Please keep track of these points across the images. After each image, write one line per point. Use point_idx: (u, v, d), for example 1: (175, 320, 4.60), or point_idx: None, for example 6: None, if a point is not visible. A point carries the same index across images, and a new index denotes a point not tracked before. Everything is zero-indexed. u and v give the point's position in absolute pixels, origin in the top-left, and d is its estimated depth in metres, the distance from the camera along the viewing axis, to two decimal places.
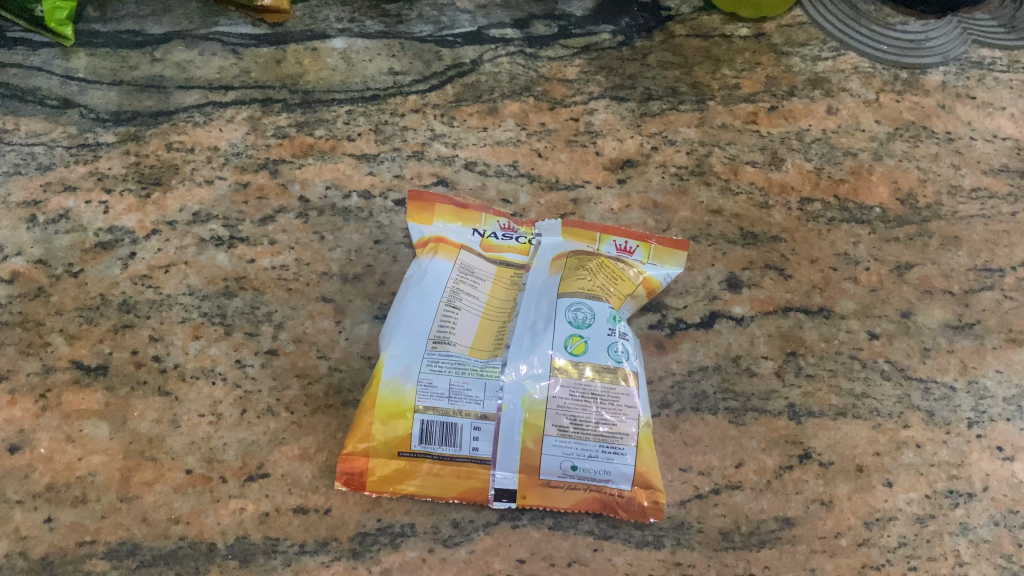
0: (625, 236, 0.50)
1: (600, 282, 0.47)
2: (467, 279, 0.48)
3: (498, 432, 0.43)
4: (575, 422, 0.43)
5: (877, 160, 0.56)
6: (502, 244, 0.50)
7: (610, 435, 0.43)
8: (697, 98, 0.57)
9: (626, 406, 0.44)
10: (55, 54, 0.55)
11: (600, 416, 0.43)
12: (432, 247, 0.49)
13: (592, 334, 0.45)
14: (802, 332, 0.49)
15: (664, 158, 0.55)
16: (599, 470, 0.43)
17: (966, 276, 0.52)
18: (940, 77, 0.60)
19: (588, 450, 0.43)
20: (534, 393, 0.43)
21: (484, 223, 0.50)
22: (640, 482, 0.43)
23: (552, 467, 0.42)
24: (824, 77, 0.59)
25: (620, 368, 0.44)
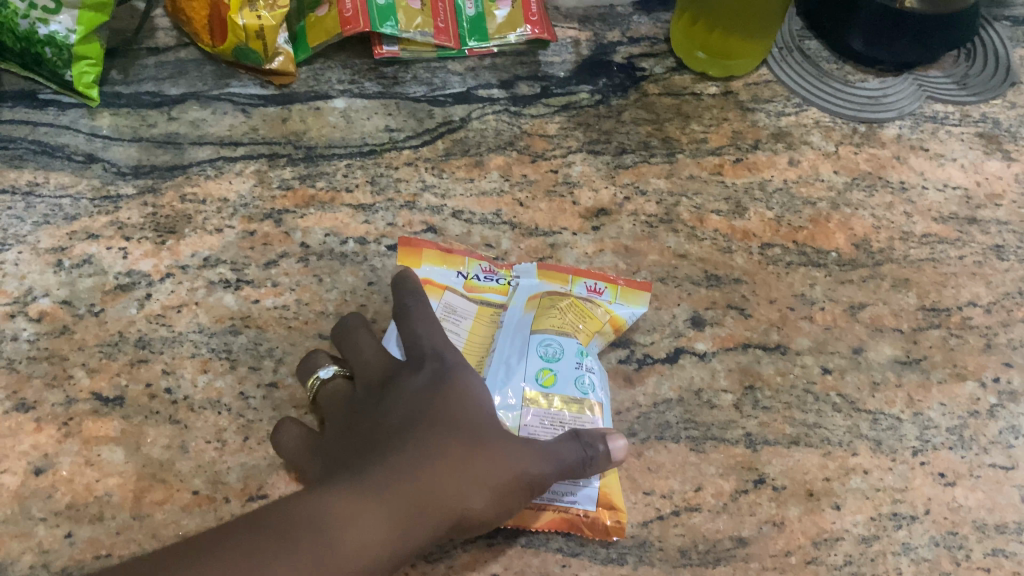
0: (596, 279, 0.54)
1: (569, 320, 0.51)
2: (450, 318, 0.52)
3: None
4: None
5: (834, 208, 0.60)
6: (483, 284, 0.54)
7: None
8: (667, 152, 0.62)
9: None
10: (82, 114, 0.61)
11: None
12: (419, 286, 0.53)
13: (561, 367, 0.50)
14: (759, 366, 0.53)
15: (636, 208, 0.59)
16: (566, 492, 0.47)
17: (914, 315, 0.56)
18: (896, 131, 0.64)
19: None
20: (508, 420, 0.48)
21: (467, 265, 0.54)
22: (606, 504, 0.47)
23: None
24: (787, 131, 0.64)
25: (585, 398, 0.49)
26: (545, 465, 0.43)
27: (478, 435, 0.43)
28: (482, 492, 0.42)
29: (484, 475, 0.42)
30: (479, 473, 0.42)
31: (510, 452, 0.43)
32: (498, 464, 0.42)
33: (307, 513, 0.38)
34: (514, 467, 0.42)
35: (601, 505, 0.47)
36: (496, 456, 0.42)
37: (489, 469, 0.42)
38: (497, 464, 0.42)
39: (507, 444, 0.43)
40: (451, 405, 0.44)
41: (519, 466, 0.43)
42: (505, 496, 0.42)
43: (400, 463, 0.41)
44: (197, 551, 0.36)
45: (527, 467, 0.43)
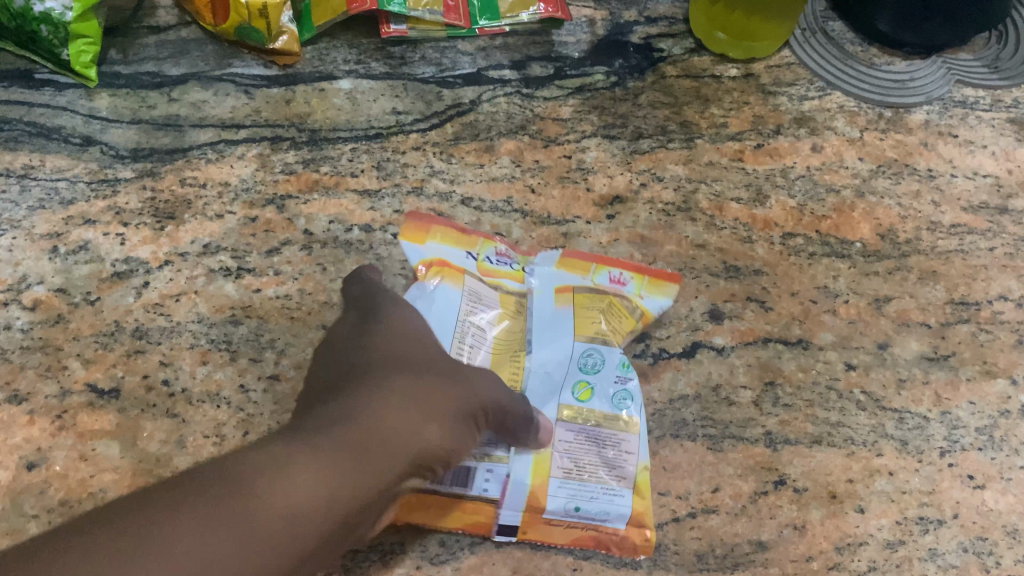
0: (621, 269, 0.52)
1: (607, 323, 0.50)
2: (477, 304, 0.49)
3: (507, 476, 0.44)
4: (578, 466, 0.46)
5: (859, 196, 0.58)
6: (497, 268, 0.52)
7: (610, 478, 0.45)
8: (686, 137, 0.60)
9: (625, 450, 0.46)
10: (79, 94, 0.59)
11: (598, 459, 0.46)
12: (438, 270, 0.50)
13: (598, 381, 0.48)
14: (780, 362, 0.51)
15: (652, 195, 0.57)
16: (599, 511, 0.45)
17: (942, 309, 0.54)
18: (924, 115, 0.62)
19: (589, 492, 0.45)
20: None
21: (479, 249, 0.52)
22: (637, 523, 0.45)
23: (555, 509, 0.44)
24: (810, 116, 0.61)
25: (622, 416, 0.47)
26: (486, 390, 0.42)
27: (418, 367, 0.41)
28: (437, 421, 0.40)
29: (432, 402, 0.40)
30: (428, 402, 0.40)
31: (451, 382, 0.41)
32: (444, 390, 0.41)
33: (253, 459, 0.34)
34: (462, 399, 0.41)
35: (631, 525, 0.45)
36: (439, 384, 0.41)
37: (439, 403, 0.40)
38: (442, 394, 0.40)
39: (447, 375, 0.42)
40: (381, 344, 0.42)
41: (463, 393, 0.41)
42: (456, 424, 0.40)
43: (352, 404, 0.38)
44: (144, 502, 0.31)
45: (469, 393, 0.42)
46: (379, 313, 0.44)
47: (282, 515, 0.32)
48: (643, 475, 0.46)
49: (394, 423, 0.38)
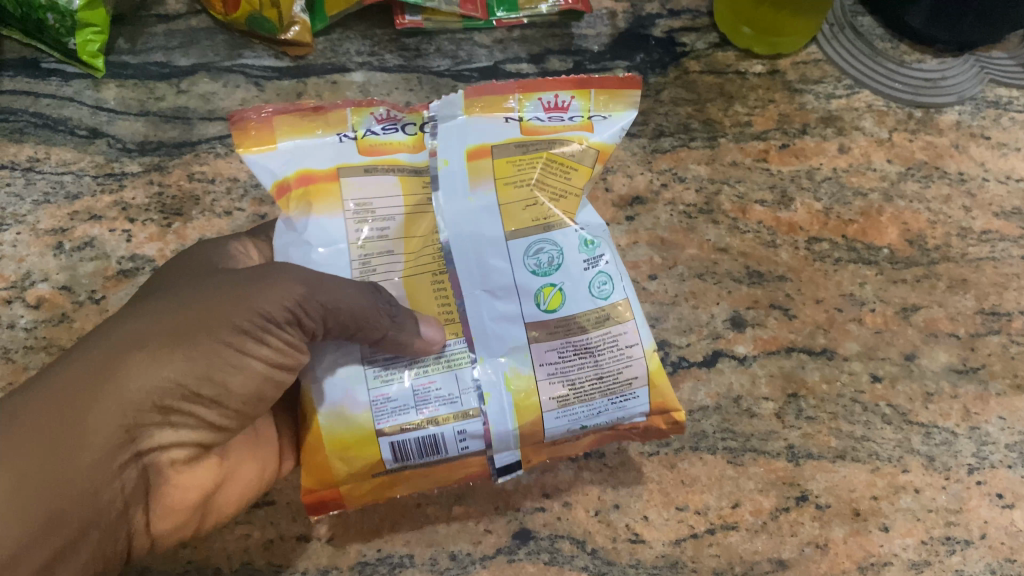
0: (552, 91, 0.44)
1: (546, 190, 0.41)
2: (368, 217, 0.40)
3: (489, 431, 0.38)
4: (573, 386, 0.39)
5: (887, 200, 0.56)
6: (387, 137, 0.43)
7: (614, 386, 0.39)
8: (708, 135, 0.58)
9: (625, 348, 0.39)
10: (86, 85, 0.57)
11: (598, 371, 0.39)
12: (303, 191, 0.41)
13: (564, 276, 0.40)
14: (803, 373, 0.49)
15: (673, 196, 0.56)
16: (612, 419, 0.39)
17: (972, 319, 0.52)
18: (955, 116, 0.60)
19: (595, 409, 0.39)
20: (516, 369, 0.39)
21: (353, 124, 0.43)
22: (656, 413, 0.40)
23: (558, 435, 0.39)
24: (837, 115, 0.60)
25: (608, 304, 0.40)
26: (256, 295, 0.37)
27: (178, 301, 0.37)
28: (173, 353, 0.35)
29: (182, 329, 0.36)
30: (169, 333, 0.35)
31: (213, 300, 0.37)
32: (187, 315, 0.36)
33: None
34: (242, 305, 0.36)
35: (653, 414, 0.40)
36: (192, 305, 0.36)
37: (207, 316, 0.36)
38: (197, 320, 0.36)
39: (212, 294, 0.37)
40: (177, 283, 0.39)
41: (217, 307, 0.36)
42: (208, 349, 0.35)
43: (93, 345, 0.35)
44: None
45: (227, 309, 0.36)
46: (198, 267, 0.41)
47: None
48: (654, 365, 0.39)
49: (115, 374, 0.34)
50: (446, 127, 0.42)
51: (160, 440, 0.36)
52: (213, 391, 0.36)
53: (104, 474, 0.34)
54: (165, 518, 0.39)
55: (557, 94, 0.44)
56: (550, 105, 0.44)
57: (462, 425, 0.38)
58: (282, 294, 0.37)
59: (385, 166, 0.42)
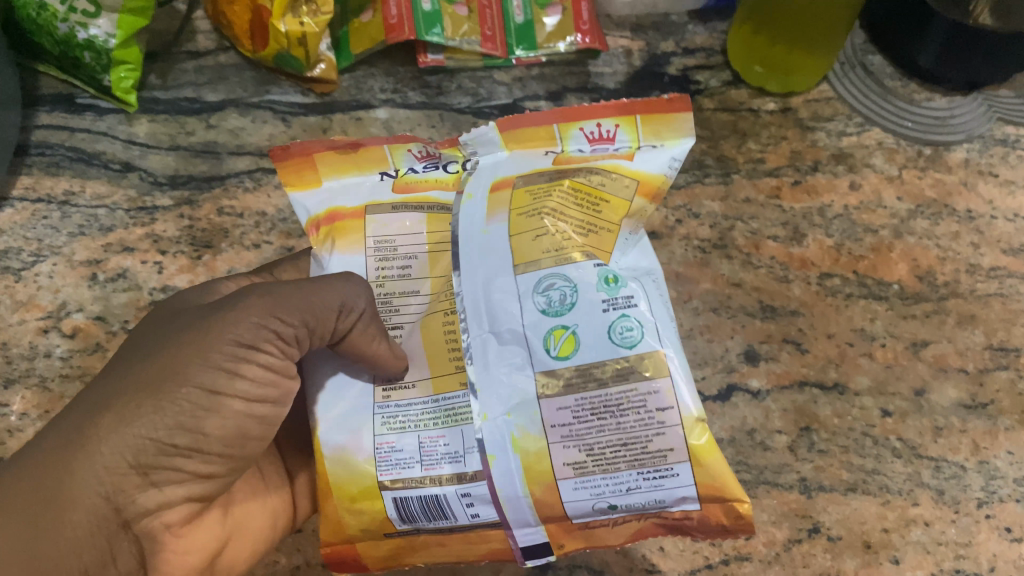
0: (596, 120, 0.42)
1: (573, 223, 0.38)
2: (390, 259, 0.40)
3: (494, 496, 0.34)
4: (591, 453, 0.33)
5: (897, 237, 0.57)
6: (425, 175, 0.43)
7: (646, 455, 0.33)
8: (722, 172, 0.60)
9: (654, 412, 0.33)
10: (119, 119, 0.59)
11: (621, 435, 0.33)
12: (327, 229, 0.42)
13: (578, 317, 0.35)
14: (816, 407, 0.51)
15: (688, 231, 0.57)
16: (646, 501, 0.33)
17: (981, 355, 0.53)
18: (964, 154, 0.61)
19: (622, 484, 0.33)
20: (523, 429, 0.34)
21: (395, 163, 0.43)
22: (704, 498, 0.33)
23: (583, 512, 0.34)
24: (848, 153, 0.61)
25: (633, 354, 0.34)
26: (223, 326, 0.35)
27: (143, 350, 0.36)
28: (139, 407, 0.34)
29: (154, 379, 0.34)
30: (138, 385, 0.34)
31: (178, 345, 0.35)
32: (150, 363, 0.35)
33: None
34: (211, 343, 0.35)
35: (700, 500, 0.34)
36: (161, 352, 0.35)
37: (172, 364, 0.34)
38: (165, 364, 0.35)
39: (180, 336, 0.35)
40: (140, 336, 0.38)
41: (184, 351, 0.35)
42: (177, 397, 0.34)
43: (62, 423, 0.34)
44: None
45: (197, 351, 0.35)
46: (173, 305, 0.40)
47: None
48: (697, 440, 0.33)
49: (84, 438, 0.33)
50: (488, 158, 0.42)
51: (147, 502, 0.35)
52: (189, 440, 0.34)
53: (85, 540, 0.33)
54: None
55: (600, 125, 0.42)
56: (594, 137, 0.42)
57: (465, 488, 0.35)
58: (249, 318, 0.36)
59: (418, 204, 0.41)
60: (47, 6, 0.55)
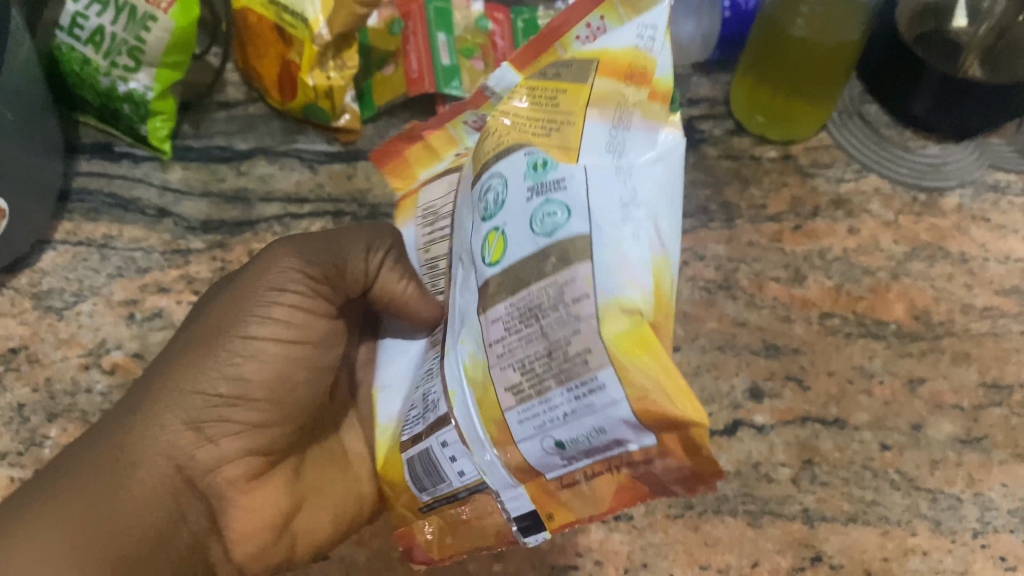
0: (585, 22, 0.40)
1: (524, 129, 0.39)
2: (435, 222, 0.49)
3: (464, 438, 0.38)
4: (526, 371, 0.35)
5: (894, 278, 0.60)
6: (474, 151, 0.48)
7: (568, 364, 0.33)
8: (727, 217, 0.63)
9: (571, 305, 0.33)
10: (154, 166, 0.63)
11: (545, 342, 0.34)
12: (404, 210, 0.52)
13: (505, 217, 0.37)
14: (817, 441, 0.53)
15: (694, 272, 0.60)
16: (587, 427, 0.33)
17: (975, 392, 0.55)
18: (957, 200, 0.64)
19: (554, 408, 0.34)
20: (472, 357, 0.38)
21: (461, 140, 0.49)
22: (643, 417, 0.31)
23: (540, 455, 0.36)
24: (847, 198, 0.64)
25: (551, 243, 0.34)
26: (259, 276, 0.44)
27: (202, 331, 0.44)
28: (198, 360, 0.42)
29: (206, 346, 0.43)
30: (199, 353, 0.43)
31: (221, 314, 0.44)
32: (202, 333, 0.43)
33: (37, 482, 0.40)
34: (250, 294, 0.43)
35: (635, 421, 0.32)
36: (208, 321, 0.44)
37: (219, 320, 0.43)
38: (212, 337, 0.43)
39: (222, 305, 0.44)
40: (199, 306, 0.46)
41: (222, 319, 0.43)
42: (227, 346, 0.43)
43: (143, 385, 0.43)
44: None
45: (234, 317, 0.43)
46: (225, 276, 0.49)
47: (45, 532, 0.37)
48: (611, 329, 0.32)
49: (150, 403, 0.42)
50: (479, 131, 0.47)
51: (205, 453, 0.43)
52: (233, 388, 0.43)
53: (147, 498, 0.41)
54: (243, 526, 0.45)
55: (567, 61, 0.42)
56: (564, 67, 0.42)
57: (442, 435, 0.39)
58: (279, 266, 0.44)
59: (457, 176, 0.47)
60: (91, 61, 0.59)
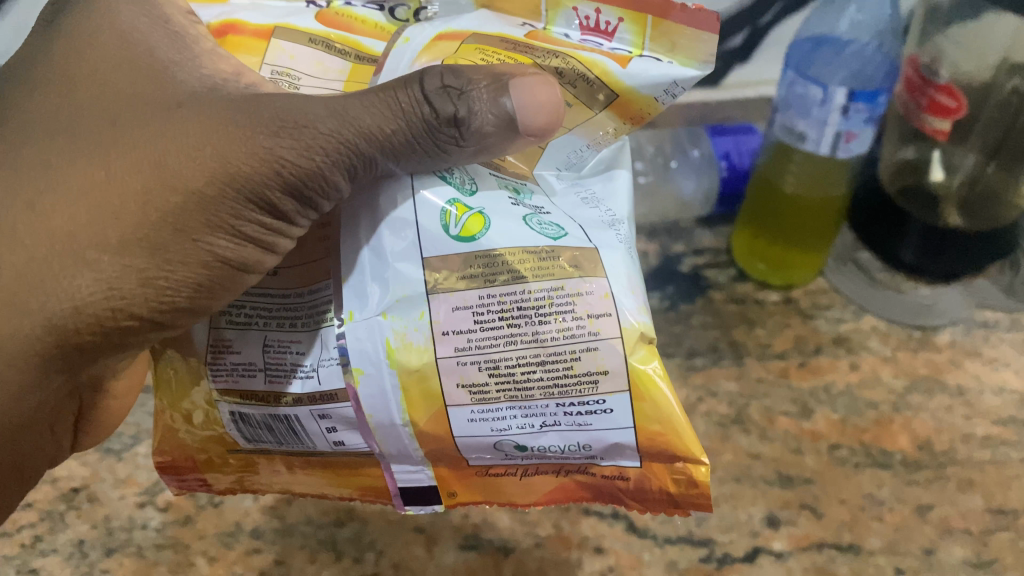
0: None
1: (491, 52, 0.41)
2: None
3: (364, 418, 0.37)
4: (497, 375, 0.36)
5: (896, 410, 0.64)
6: (362, 14, 0.46)
7: (570, 380, 0.36)
8: (735, 356, 0.67)
9: (587, 322, 0.36)
10: None
11: (536, 351, 0.36)
12: None
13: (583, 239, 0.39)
14: (834, 566, 0.55)
15: (708, 408, 0.64)
16: (552, 445, 0.37)
17: (982, 516, 0.58)
18: (950, 335, 0.69)
19: (547, 417, 0.36)
20: (404, 341, 0.36)
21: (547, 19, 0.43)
22: (641, 444, 0.37)
23: (479, 445, 0.38)
24: (847, 337, 0.69)
25: (558, 245, 0.37)
26: (178, 207, 0.35)
27: (33, 115, 0.39)
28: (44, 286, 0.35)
29: (68, 233, 0.36)
30: (48, 238, 0.36)
31: (120, 72, 0.39)
32: (132, 205, 0.35)
33: None
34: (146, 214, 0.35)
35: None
36: (169, 148, 0.36)
37: (70, 225, 0.36)
38: (79, 187, 0.36)
39: (198, 120, 0.36)
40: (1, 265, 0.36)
41: (212, 151, 0.35)
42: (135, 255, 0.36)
43: None
44: None
45: (174, 181, 0.35)
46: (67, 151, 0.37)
47: None
48: (639, 362, 0.36)
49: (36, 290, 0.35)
50: (702, 77, 0.41)
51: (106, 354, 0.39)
52: (178, 305, 0.37)
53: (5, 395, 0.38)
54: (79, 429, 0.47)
55: (599, 12, 0.42)
56: (592, 27, 0.43)
57: (320, 409, 0.38)
58: (237, 168, 0.35)
59: (345, 47, 0.44)
60: None
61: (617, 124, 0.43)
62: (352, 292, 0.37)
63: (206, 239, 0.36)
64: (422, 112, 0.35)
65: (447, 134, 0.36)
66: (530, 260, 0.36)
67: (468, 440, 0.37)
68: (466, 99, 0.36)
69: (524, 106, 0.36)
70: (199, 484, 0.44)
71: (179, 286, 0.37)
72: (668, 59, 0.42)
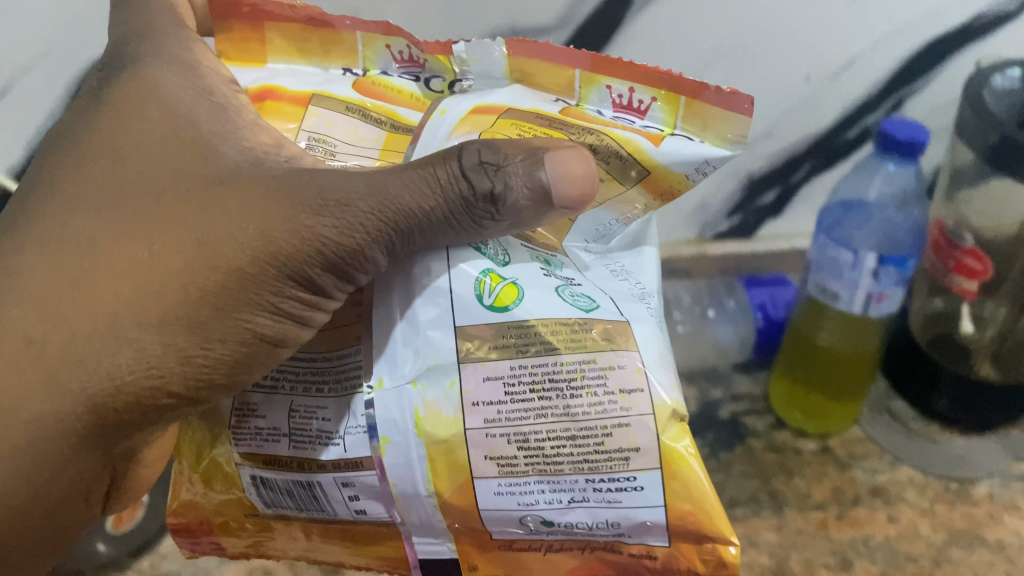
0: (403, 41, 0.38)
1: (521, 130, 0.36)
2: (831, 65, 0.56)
3: (386, 490, 0.33)
4: (525, 447, 0.32)
5: (937, 564, 0.61)
6: (398, 82, 0.39)
7: (602, 455, 0.31)
8: (774, 506, 0.65)
9: (619, 395, 0.32)
10: None
11: (569, 424, 0.31)
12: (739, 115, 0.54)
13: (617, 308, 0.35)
14: None
15: (749, 559, 0.61)
16: (581, 523, 0.33)
17: None
18: (988, 488, 0.66)
19: (576, 493, 0.32)
20: (430, 408, 0.32)
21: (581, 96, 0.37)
22: (671, 523, 0.32)
23: (500, 521, 0.33)
24: (884, 487, 0.67)
25: (592, 315, 0.34)
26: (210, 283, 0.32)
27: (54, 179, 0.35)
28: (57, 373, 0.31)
29: (110, 313, 0.31)
30: (63, 319, 0.32)
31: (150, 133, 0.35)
32: (159, 281, 0.31)
33: None
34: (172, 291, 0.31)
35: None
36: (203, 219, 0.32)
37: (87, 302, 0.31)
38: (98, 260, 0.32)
39: (237, 192, 0.33)
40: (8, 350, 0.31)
41: (250, 224, 0.32)
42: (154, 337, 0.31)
43: None
44: None
45: (214, 259, 0.32)
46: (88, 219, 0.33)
47: None
48: (672, 439, 0.31)
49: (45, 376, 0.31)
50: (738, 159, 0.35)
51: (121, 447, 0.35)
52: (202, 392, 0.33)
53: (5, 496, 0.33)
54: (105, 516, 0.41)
55: (633, 90, 0.36)
56: (625, 104, 0.37)
57: (346, 477, 0.33)
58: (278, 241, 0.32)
59: (381, 115, 0.38)
60: None
61: (648, 201, 0.38)
62: (381, 355, 0.33)
63: (245, 315, 0.32)
64: (459, 187, 0.31)
65: (483, 210, 0.32)
66: (562, 330, 0.33)
67: (492, 515, 0.33)
68: (502, 174, 0.32)
69: (562, 176, 0.32)
70: (214, 547, 0.38)
71: (204, 376, 0.32)
72: (700, 139, 0.36)
